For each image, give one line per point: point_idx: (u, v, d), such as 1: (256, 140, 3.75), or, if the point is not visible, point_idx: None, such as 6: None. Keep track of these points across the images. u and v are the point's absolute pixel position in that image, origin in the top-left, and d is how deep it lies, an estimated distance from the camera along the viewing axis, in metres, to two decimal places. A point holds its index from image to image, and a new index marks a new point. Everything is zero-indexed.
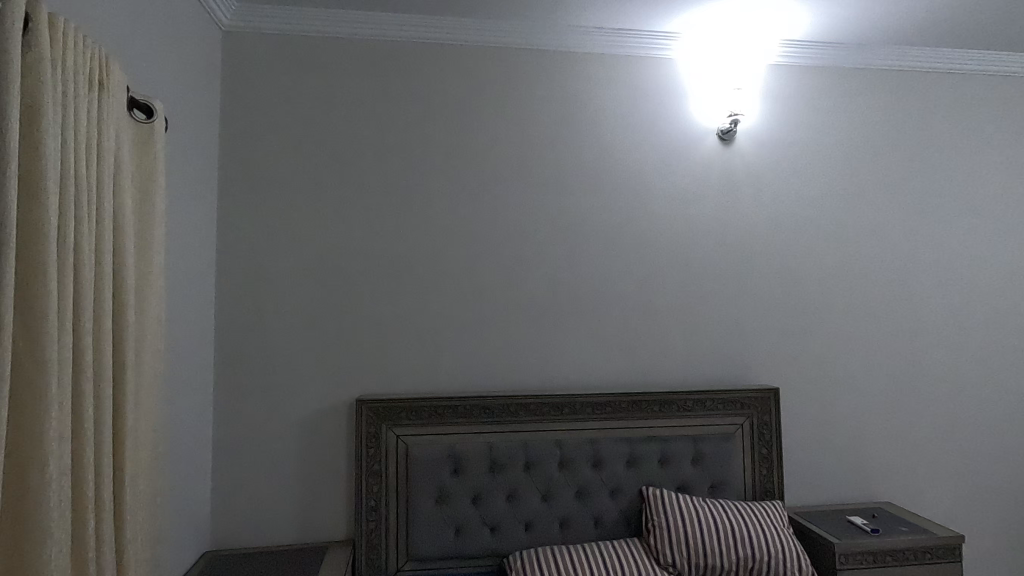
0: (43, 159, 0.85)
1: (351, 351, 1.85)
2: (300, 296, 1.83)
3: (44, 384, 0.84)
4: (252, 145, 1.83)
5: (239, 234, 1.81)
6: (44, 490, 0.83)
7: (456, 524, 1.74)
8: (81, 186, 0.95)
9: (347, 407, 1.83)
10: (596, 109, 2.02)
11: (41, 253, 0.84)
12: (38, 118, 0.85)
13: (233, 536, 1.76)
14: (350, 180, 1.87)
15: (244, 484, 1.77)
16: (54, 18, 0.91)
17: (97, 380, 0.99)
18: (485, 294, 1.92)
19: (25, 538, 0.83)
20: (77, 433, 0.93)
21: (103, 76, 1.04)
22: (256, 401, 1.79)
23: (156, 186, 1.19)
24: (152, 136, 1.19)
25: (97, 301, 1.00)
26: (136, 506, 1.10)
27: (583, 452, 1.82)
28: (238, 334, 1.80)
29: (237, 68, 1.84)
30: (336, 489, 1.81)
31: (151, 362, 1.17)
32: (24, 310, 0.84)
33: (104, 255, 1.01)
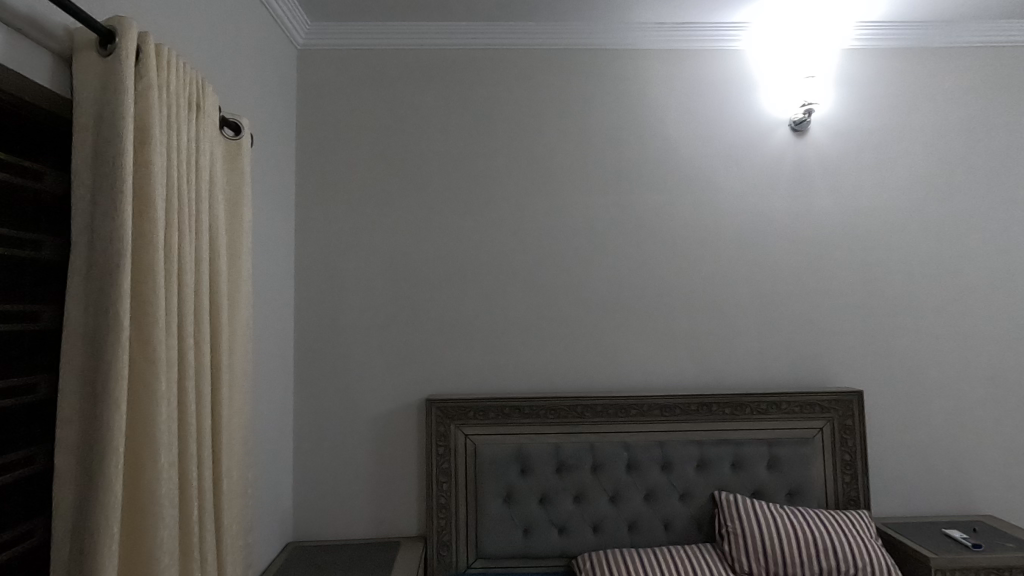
0: (153, 176, 0.94)
1: (421, 352, 1.90)
2: (371, 299, 1.91)
3: (155, 382, 0.93)
4: (326, 157, 1.93)
5: (315, 242, 1.91)
6: (157, 479, 0.92)
7: (524, 523, 1.76)
8: (183, 200, 1.04)
9: (417, 406, 1.89)
10: (659, 105, 1.98)
11: (150, 262, 0.93)
12: (147, 139, 0.94)
13: (313, 529, 1.85)
14: (417, 186, 1.93)
15: (323, 479, 1.86)
16: (160, 48, 1.01)
17: (198, 379, 1.07)
18: (549, 295, 1.93)
19: (142, 523, 0.91)
20: (183, 428, 1.02)
21: (201, 98, 1.13)
22: (334, 400, 1.88)
23: (244, 197, 1.28)
24: (240, 151, 1.28)
25: (198, 306, 1.09)
26: (231, 497, 1.18)
27: (651, 454, 1.79)
28: (315, 337, 1.89)
29: (311, 84, 1.94)
30: (408, 487, 1.87)
31: (242, 362, 1.25)
32: (138, 315, 0.93)
33: (203, 263, 1.10)
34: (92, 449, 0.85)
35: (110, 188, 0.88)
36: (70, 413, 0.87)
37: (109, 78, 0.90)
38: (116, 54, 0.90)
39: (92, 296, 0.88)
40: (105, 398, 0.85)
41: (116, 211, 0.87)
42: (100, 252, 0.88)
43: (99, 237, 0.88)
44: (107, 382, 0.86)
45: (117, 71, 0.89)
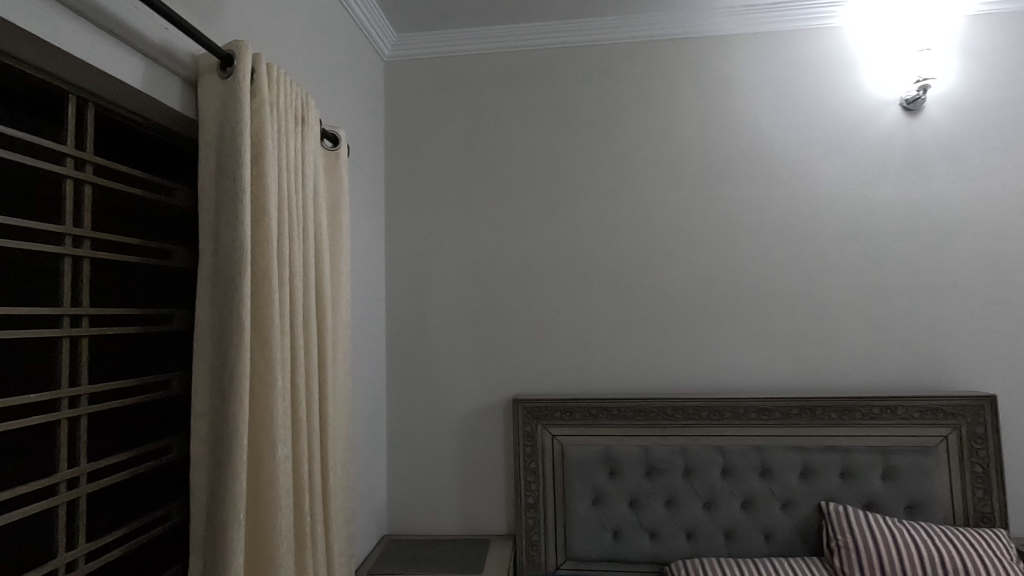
0: (267, 186, 1.01)
1: (506, 353, 1.92)
2: (458, 300, 1.95)
3: (272, 380, 0.99)
4: (412, 163, 1.99)
5: (403, 246, 1.98)
6: (276, 469, 0.98)
7: (614, 527, 1.73)
8: (292, 208, 1.10)
9: (503, 406, 1.91)
10: (751, 92, 1.88)
11: (265, 267, 1.00)
12: (261, 153, 1.01)
13: (406, 524, 1.91)
14: (500, 187, 1.96)
15: (415, 474, 1.92)
16: (271, 67, 1.08)
17: (308, 378, 1.14)
18: (635, 294, 1.88)
19: (263, 511, 0.98)
20: (296, 423, 1.08)
21: (305, 112, 1.20)
22: (424, 398, 1.94)
23: (342, 204, 1.35)
24: (338, 160, 1.35)
25: (307, 308, 1.15)
26: (337, 490, 1.25)
27: (749, 460, 1.70)
28: (405, 338, 1.96)
29: (397, 93, 2.02)
30: (496, 487, 1.89)
31: (343, 362, 1.32)
32: (257, 317, 1.00)
33: (310, 267, 1.16)
34: (221, 441, 0.93)
35: (231, 199, 0.95)
36: (202, 408, 0.95)
37: (228, 98, 0.98)
38: (235, 75, 0.97)
39: (217, 300, 0.96)
40: (230, 394, 0.92)
41: (236, 220, 0.94)
42: (224, 258, 0.95)
43: (222, 245, 0.95)
44: (232, 379, 0.93)
45: (236, 91, 0.97)
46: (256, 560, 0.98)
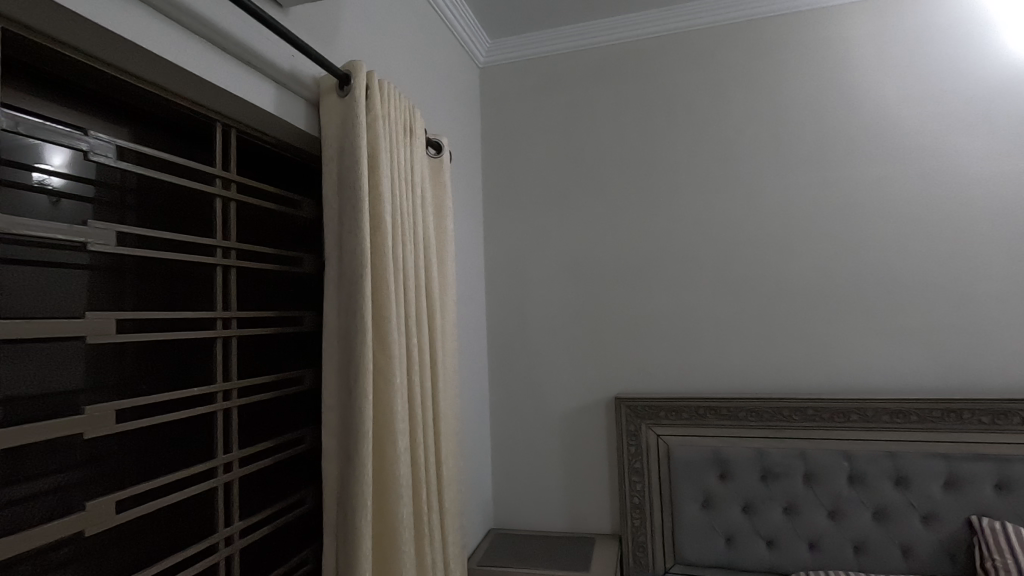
0: (383, 195, 1.07)
1: (607, 351, 1.90)
2: (556, 298, 1.96)
3: (391, 376, 1.06)
4: (509, 165, 2.04)
5: (503, 247, 2.02)
6: (397, 460, 1.05)
7: (727, 532, 1.65)
8: (404, 215, 1.17)
9: (605, 405, 1.89)
10: (872, 63, 1.72)
11: (383, 271, 1.06)
12: (376, 163, 1.08)
13: (511, 519, 1.95)
14: (596, 184, 1.94)
15: (519, 470, 1.96)
16: (382, 83, 1.15)
17: (421, 375, 1.20)
18: (743, 288, 1.79)
19: (387, 498, 1.05)
20: (413, 417, 1.14)
21: (413, 122, 1.26)
22: (525, 396, 1.97)
23: (447, 209, 1.40)
24: (442, 167, 1.41)
25: (419, 309, 1.21)
26: (450, 482, 1.30)
27: (881, 467, 1.55)
28: (506, 337, 2.00)
29: (493, 98, 2.07)
30: (600, 486, 1.87)
31: (452, 360, 1.38)
32: (377, 317, 1.07)
33: (420, 269, 1.23)
34: (348, 433, 1.00)
35: (352, 208, 1.02)
36: (332, 402, 1.04)
37: (347, 114, 1.05)
38: (352, 92, 1.05)
39: (342, 302, 1.03)
40: (355, 389, 1.00)
41: (357, 227, 1.02)
42: (347, 263, 1.03)
43: (346, 251, 1.03)
44: (357, 376, 1.00)
45: (354, 108, 1.04)
46: (382, 544, 1.05)
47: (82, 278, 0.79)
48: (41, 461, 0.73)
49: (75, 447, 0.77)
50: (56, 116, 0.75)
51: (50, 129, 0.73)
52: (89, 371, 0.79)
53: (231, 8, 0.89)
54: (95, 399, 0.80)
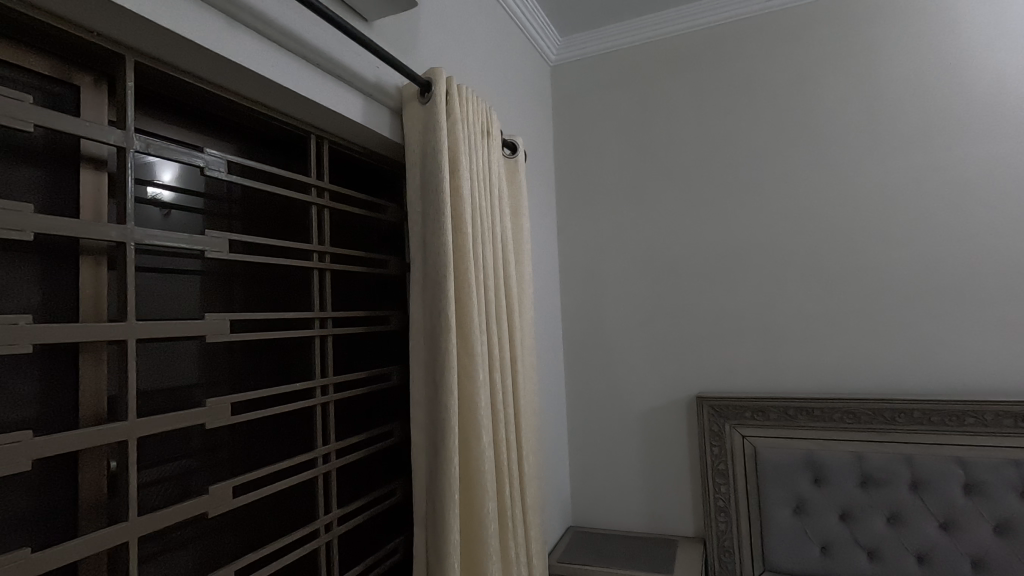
0: (463, 197, 1.10)
1: (687, 349, 1.85)
2: (633, 295, 1.93)
3: (475, 372, 1.09)
4: (582, 162, 2.03)
5: (577, 245, 2.02)
6: (481, 455, 1.08)
7: (822, 540, 1.56)
8: (483, 215, 1.20)
9: (685, 404, 1.84)
10: (984, 31, 1.57)
11: (465, 270, 1.09)
12: (457, 166, 1.11)
13: (590, 517, 1.95)
14: (672, 177, 1.90)
15: (597, 468, 1.95)
16: (460, 87, 1.18)
17: (502, 372, 1.22)
18: (836, 282, 1.68)
19: (473, 491, 1.08)
20: (495, 412, 1.17)
21: (489, 124, 1.29)
22: (602, 394, 1.96)
23: (523, 208, 1.42)
24: (517, 166, 1.42)
25: (499, 306, 1.24)
26: (531, 477, 1.32)
27: (1003, 476, 1.40)
28: (582, 335, 2.00)
29: (565, 96, 2.07)
30: (682, 487, 1.83)
31: (530, 357, 1.39)
32: (461, 315, 1.10)
33: (499, 268, 1.25)
34: (435, 427, 1.04)
35: (434, 210, 1.06)
36: (419, 398, 1.08)
37: (429, 120, 1.09)
38: (433, 98, 1.08)
39: (427, 302, 1.07)
40: (441, 385, 1.03)
41: (440, 228, 1.05)
42: (431, 263, 1.06)
43: (430, 252, 1.06)
44: (443, 372, 1.03)
45: (435, 114, 1.08)
46: (469, 536, 1.08)
47: (196, 282, 0.86)
48: (168, 449, 0.81)
49: (194, 436, 0.84)
50: (173, 135, 0.83)
51: (169, 148, 0.78)
52: (204, 367, 0.87)
53: (323, 26, 0.95)
54: (209, 393, 0.88)
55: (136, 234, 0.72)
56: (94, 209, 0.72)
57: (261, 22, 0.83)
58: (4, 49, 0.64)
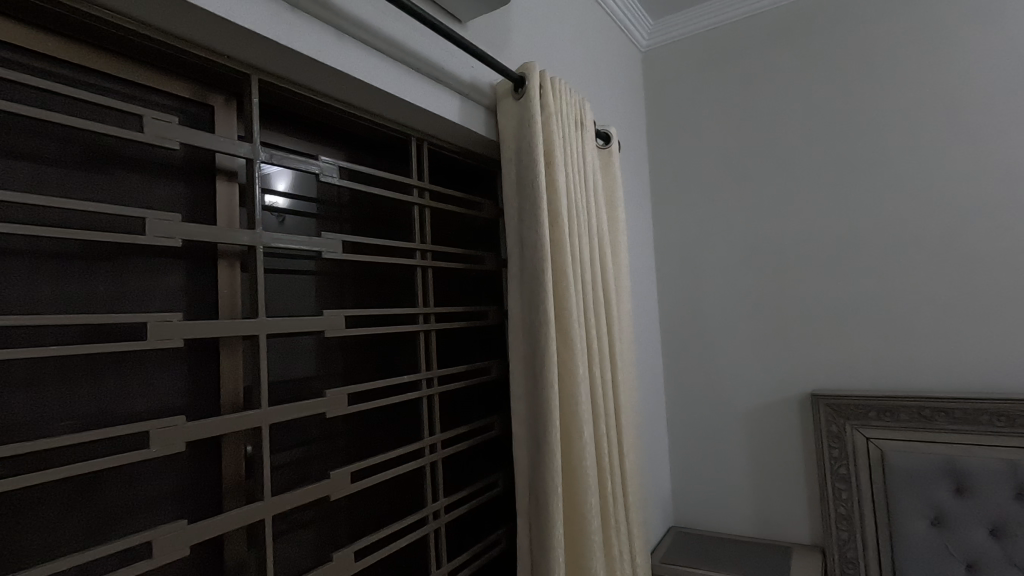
0: (559, 190, 1.10)
1: (799, 343, 1.73)
2: (736, 286, 1.83)
3: (574, 367, 1.08)
4: (677, 149, 1.95)
5: (673, 235, 1.95)
6: (583, 450, 1.07)
7: (967, 557, 1.40)
8: (579, 208, 1.19)
9: (799, 402, 1.72)
10: None
11: (563, 264, 1.09)
12: (552, 159, 1.11)
13: (694, 518, 1.87)
14: (778, 159, 1.78)
15: (700, 467, 1.87)
16: (553, 80, 1.18)
17: (602, 367, 1.21)
18: (980, 267, 1.49)
19: (575, 486, 1.07)
20: (595, 407, 1.15)
21: (582, 115, 1.27)
22: (704, 389, 1.87)
23: (618, 198, 1.39)
24: (611, 157, 1.39)
25: (596, 300, 1.22)
26: (633, 474, 1.29)
27: None
28: (682, 329, 1.92)
29: (657, 81, 2.00)
30: (796, 492, 1.70)
31: (629, 351, 1.36)
32: (559, 309, 1.09)
33: (597, 261, 1.23)
34: (536, 422, 1.04)
35: (530, 204, 1.06)
36: (520, 392, 1.09)
37: (523, 115, 1.09)
38: (527, 93, 1.08)
39: (525, 296, 1.08)
40: (541, 379, 1.03)
41: (536, 223, 1.05)
42: (529, 257, 1.06)
43: (527, 247, 1.07)
44: (542, 367, 1.03)
45: (529, 108, 1.08)
46: (572, 531, 1.08)
47: (312, 282, 0.93)
48: (294, 435, 0.87)
49: (315, 425, 0.91)
50: (289, 146, 0.89)
51: (288, 157, 0.84)
52: (321, 360, 0.93)
53: (422, 32, 0.98)
54: (326, 384, 0.94)
55: (264, 238, 0.78)
56: (228, 216, 0.79)
57: (367, 34, 0.87)
58: (154, 77, 0.72)
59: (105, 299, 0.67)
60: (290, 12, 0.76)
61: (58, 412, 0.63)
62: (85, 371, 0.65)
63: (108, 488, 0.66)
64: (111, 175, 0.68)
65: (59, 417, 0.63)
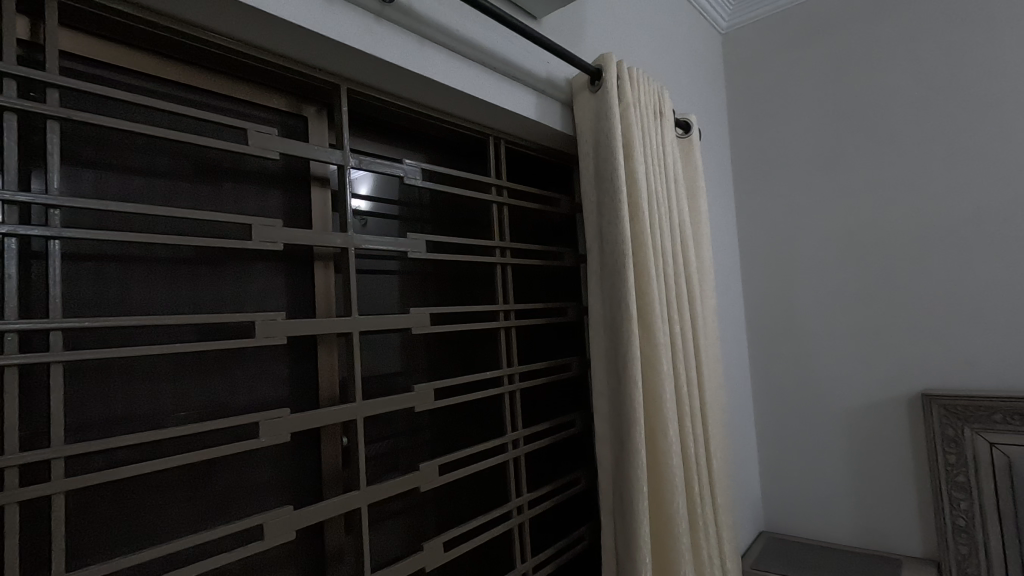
0: (639, 183, 1.07)
1: (906, 338, 1.59)
2: (831, 277, 1.71)
3: (659, 364, 1.05)
4: (761, 134, 1.85)
5: (759, 225, 1.85)
6: (670, 449, 1.04)
7: None
8: (660, 201, 1.15)
9: (907, 402, 1.58)
10: None
11: (645, 258, 1.06)
12: (632, 152, 1.08)
13: (786, 523, 1.77)
14: (878, 139, 1.64)
15: (793, 470, 1.76)
16: (631, 70, 1.15)
17: (686, 363, 1.17)
18: None
19: (662, 486, 1.05)
20: (681, 405, 1.12)
21: (661, 104, 1.23)
22: (797, 388, 1.77)
23: (701, 189, 1.34)
24: (692, 146, 1.34)
25: (680, 294, 1.18)
26: (721, 475, 1.24)
27: None
28: (770, 324, 1.82)
29: (739, 63, 1.91)
30: (903, 499, 1.57)
31: (714, 347, 1.31)
32: (642, 304, 1.07)
33: (680, 255, 1.19)
34: (621, 420, 1.02)
35: (610, 198, 1.04)
36: (602, 389, 1.07)
37: (600, 107, 1.08)
38: (604, 85, 1.07)
39: (606, 291, 1.06)
40: (624, 375, 1.01)
41: (617, 217, 1.03)
42: (609, 252, 1.05)
43: (608, 241, 1.05)
44: (626, 363, 1.01)
45: (606, 100, 1.06)
46: (660, 531, 1.05)
47: (396, 281, 0.96)
48: (384, 428, 0.91)
49: (403, 418, 0.94)
50: (374, 151, 0.93)
51: (376, 162, 0.86)
52: (406, 356, 0.97)
53: (498, 31, 0.99)
54: (412, 379, 0.97)
55: (355, 240, 0.82)
56: (322, 219, 0.83)
57: (448, 38, 0.89)
58: (256, 94, 0.77)
59: (214, 301, 0.73)
60: (377, 23, 0.79)
61: (178, 404, 0.69)
62: (200, 366, 0.71)
63: (222, 474, 0.72)
64: (218, 187, 0.74)
65: (178, 409, 0.69)
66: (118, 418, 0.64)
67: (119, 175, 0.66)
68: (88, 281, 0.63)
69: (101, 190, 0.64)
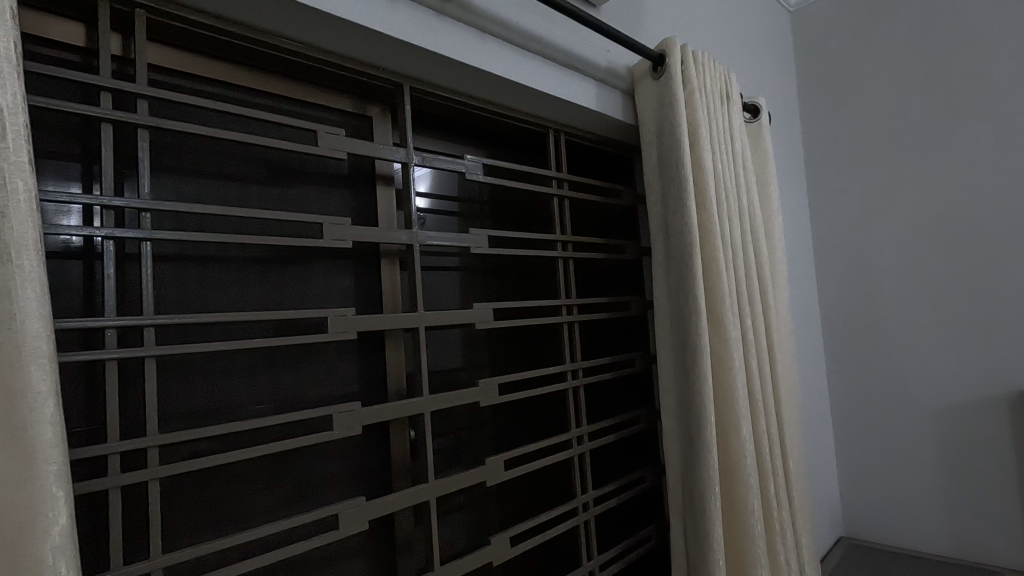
0: (706, 170, 1.03)
1: (1006, 331, 1.45)
2: (916, 266, 1.59)
3: (730, 360, 1.01)
4: (835, 115, 1.74)
5: (834, 212, 1.74)
6: (743, 448, 0.99)
7: None
8: (728, 189, 1.10)
9: (1008, 401, 1.45)
10: None
11: (714, 249, 1.02)
12: (698, 138, 1.04)
13: (870, 529, 1.66)
14: (972, 114, 1.50)
15: (876, 473, 1.65)
16: (695, 53, 1.10)
17: (758, 358, 1.11)
18: None
19: (735, 486, 1.00)
20: (754, 403, 1.07)
21: (728, 87, 1.18)
22: (879, 385, 1.65)
23: (771, 175, 1.27)
24: (761, 130, 1.28)
25: (750, 286, 1.13)
26: (797, 476, 1.18)
27: None
28: (848, 317, 1.71)
29: (810, 41, 1.80)
30: (1004, 507, 1.44)
31: (788, 341, 1.24)
32: (710, 297, 1.03)
33: (749, 245, 1.14)
34: (690, 416, 0.99)
35: (675, 187, 1.01)
36: (669, 384, 1.04)
37: (663, 94, 1.04)
38: (667, 71, 1.03)
39: (672, 284, 1.03)
40: (693, 371, 0.98)
41: (683, 206, 0.99)
42: (676, 243, 1.01)
43: (673, 232, 1.01)
44: (695, 358, 0.97)
45: (670, 86, 1.02)
46: (734, 534, 1.01)
47: (457, 277, 0.97)
48: (448, 423, 0.92)
49: (466, 413, 0.95)
50: (435, 148, 0.94)
51: (438, 159, 0.87)
52: (468, 351, 0.97)
53: (557, 21, 0.97)
54: (475, 374, 0.98)
55: (420, 236, 0.82)
56: (387, 217, 0.85)
57: (507, 31, 0.88)
58: (322, 96, 0.79)
59: (286, 298, 0.76)
60: (438, 19, 0.79)
61: (253, 398, 0.72)
62: (274, 361, 0.74)
63: (296, 465, 0.74)
64: (287, 187, 0.77)
65: (254, 402, 0.72)
66: (202, 411, 0.68)
67: (197, 179, 0.69)
68: (173, 280, 0.67)
69: (181, 193, 0.68)
